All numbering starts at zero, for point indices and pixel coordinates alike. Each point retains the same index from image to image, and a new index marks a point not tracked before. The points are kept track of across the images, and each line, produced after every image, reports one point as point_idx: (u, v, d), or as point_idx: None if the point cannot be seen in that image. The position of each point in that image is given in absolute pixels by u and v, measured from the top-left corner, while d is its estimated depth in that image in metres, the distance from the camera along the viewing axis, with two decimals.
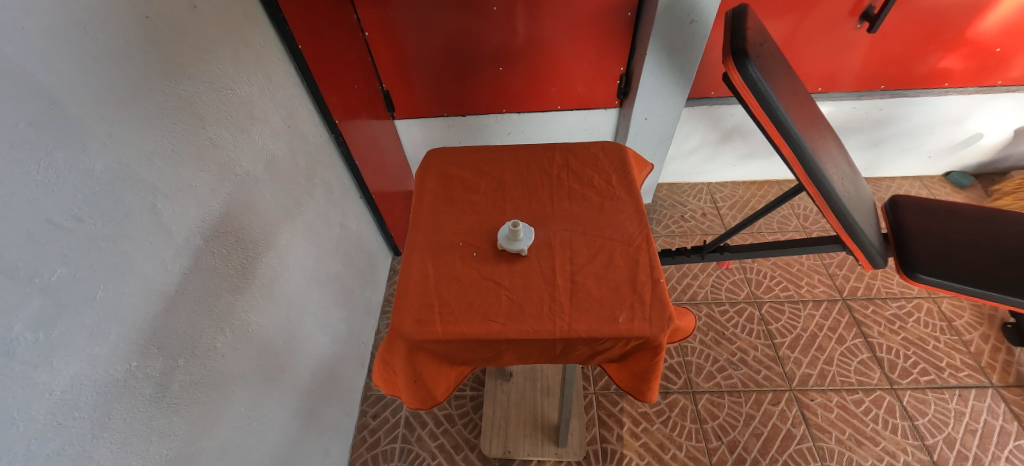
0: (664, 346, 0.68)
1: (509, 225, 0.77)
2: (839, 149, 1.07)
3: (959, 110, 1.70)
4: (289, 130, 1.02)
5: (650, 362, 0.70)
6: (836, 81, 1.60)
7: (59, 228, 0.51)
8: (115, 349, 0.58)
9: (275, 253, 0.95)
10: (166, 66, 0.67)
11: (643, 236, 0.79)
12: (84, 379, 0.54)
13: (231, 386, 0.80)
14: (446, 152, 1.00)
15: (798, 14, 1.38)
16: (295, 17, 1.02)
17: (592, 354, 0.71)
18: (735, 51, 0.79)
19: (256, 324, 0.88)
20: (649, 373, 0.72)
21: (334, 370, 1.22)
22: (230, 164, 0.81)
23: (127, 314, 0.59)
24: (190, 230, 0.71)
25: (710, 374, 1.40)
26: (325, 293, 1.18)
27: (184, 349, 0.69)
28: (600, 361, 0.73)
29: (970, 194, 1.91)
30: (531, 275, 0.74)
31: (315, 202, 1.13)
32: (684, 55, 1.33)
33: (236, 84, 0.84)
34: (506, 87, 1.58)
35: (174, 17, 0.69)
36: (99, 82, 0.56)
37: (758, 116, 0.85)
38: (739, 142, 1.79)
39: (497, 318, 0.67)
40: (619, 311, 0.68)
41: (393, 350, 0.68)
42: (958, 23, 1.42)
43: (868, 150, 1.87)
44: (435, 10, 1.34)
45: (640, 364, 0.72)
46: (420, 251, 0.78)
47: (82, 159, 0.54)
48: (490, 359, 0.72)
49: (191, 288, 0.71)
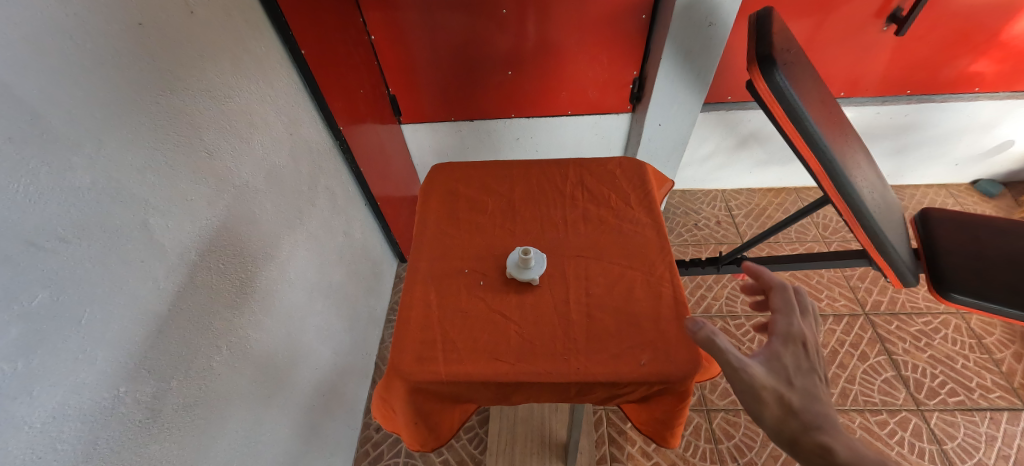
0: (691, 390, 0.63)
1: (520, 252, 0.73)
2: (868, 160, 1.01)
3: (989, 116, 1.62)
4: (291, 138, 0.99)
5: (674, 406, 0.66)
6: (859, 86, 1.54)
7: (40, 250, 0.48)
8: (102, 376, 0.55)
9: (275, 265, 0.92)
10: (161, 75, 0.64)
11: (666, 265, 0.75)
12: (67, 408, 0.51)
13: (228, 405, 0.77)
14: (453, 167, 0.96)
15: (821, 15, 1.32)
16: (298, 21, 0.99)
17: (610, 396, 0.65)
18: (762, 58, 0.74)
19: (255, 340, 0.85)
20: (672, 418, 0.67)
21: (337, 382, 1.18)
22: (228, 175, 0.78)
23: (115, 338, 0.56)
24: (185, 246, 0.68)
25: (725, 391, 1.35)
26: (328, 304, 1.15)
27: (178, 371, 0.66)
28: (619, 402, 0.68)
29: (999, 203, 1.83)
30: (542, 308, 0.70)
31: (318, 212, 1.10)
32: (701, 59, 1.28)
33: (236, 92, 0.81)
34: (515, 91, 1.54)
35: (169, 23, 0.66)
36: (87, 93, 0.53)
37: (785, 126, 0.80)
38: (756, 149, 1.73)
39: (507, 357, 0.64)
40: (639, 351, 0.64)
41: (392, 389, 0.64)
42: (991, 25, 1.35)
43: (891, 157, 1.80)
44: (443, 12, 1.30)
45: (663, 409, 0.67)
46: (425, 277, 0.75)
47: (67, 175, 0.51)
48: (498, 398, 0.67)
49: (185, 307, 0.68)
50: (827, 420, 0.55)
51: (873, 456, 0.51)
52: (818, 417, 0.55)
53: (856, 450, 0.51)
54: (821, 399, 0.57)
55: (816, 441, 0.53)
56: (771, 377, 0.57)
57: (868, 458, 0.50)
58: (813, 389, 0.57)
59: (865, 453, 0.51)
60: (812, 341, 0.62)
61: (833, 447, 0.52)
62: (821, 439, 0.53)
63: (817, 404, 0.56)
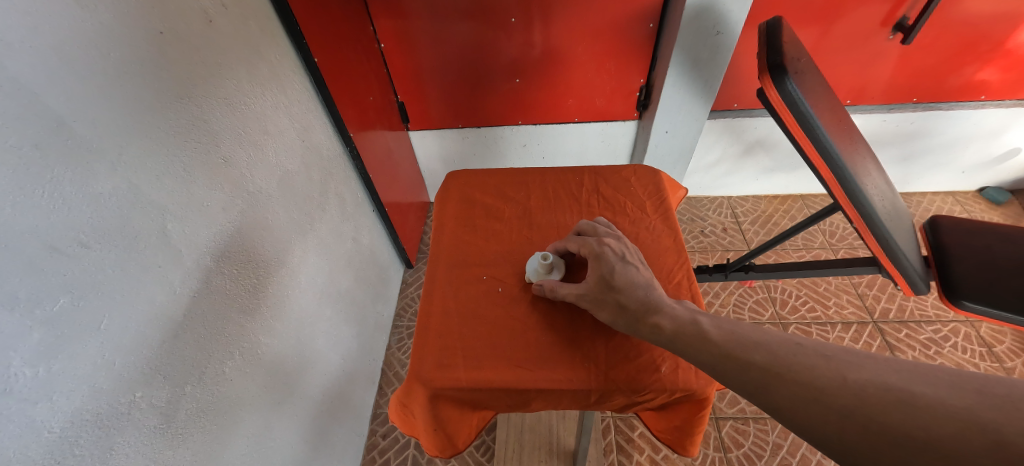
0: (710, 398, 0.63)
1: (539, 258, 0.73)
2: (878, 168, 1.02)
3: (996, 123, 1.62)
4: (303, 144, 0.99)
5: (694, 414, 0.65)
6: (865, 94, 1.54)
7: (62, 255, 0.48)
8: (120, 381, 0.55)
9: (286, 271, 0.92)
10: (180, 83, 0.65)
11: (683, 273, 0.75)
12: (86, 413, 0.51)
13: (239, 410, 0.77)
14: (467, 174, 0.97)
15: (827, 24, 1.33)
16: (311, 30, 1.00)
17: (630, 404, 0.65)
18: (773, 67, 0.75)
19: (266, 345, 0.85)
20: (692, 426, 0.67)
21: (345, 387, 1.19)
22: (242, 181, 0.79)
23: (133, 342, 0.57)
24: (200, 251, 0.68)
25: (733, 399, 1.34)
26: (336, 310, 1.15)
27: (192, 376, 0.66)
28: (638, 410, 0.67)
29: (1007, 210, 1.82)
30: (561, 315, 0.70)
31: (328, 217, 1.11)
32: (708, 67, 1.28)
33: (251, 100, 0.81)
34: (523, 99, 1.55)
35: (189, 32, 0.67)
36: (111, 101, 0.54)
37: (796, 135, 0.80)
38: (762, 156, 1.73)
39: (527, 364, 0.64)
40: (660, 358, 0.64)
41: (413, 395, 0.64)
42: (996, 34, 1.36)
43: (898, 164, 1.80)
44: (452, 21, 1.32)
45: (682, 417, 0.67)
46: (441, 283, 0.75)
47: (90, 181, 0.51)
48: (517, 406, 0.67)
49: (199, 312, 0.68)
50: (648, 295, 0.61)
51: (686, 318, 0.57)
52: (645, 297, 0.61)
53: (675, 316, 0.57)
54: (639, 280, 0.63)
55: (647, 324, 0.58)
56: (595, 286, 0.64)
57: (685, 322, 0.56)
58: (629, 275, 0.63)
59: (681, 314, 0.58)
60: (614, 242, 0.69)
61: (658, 321, 0.58)
62: (648, 317, 0.59)
63: (638, 285, 0.62)
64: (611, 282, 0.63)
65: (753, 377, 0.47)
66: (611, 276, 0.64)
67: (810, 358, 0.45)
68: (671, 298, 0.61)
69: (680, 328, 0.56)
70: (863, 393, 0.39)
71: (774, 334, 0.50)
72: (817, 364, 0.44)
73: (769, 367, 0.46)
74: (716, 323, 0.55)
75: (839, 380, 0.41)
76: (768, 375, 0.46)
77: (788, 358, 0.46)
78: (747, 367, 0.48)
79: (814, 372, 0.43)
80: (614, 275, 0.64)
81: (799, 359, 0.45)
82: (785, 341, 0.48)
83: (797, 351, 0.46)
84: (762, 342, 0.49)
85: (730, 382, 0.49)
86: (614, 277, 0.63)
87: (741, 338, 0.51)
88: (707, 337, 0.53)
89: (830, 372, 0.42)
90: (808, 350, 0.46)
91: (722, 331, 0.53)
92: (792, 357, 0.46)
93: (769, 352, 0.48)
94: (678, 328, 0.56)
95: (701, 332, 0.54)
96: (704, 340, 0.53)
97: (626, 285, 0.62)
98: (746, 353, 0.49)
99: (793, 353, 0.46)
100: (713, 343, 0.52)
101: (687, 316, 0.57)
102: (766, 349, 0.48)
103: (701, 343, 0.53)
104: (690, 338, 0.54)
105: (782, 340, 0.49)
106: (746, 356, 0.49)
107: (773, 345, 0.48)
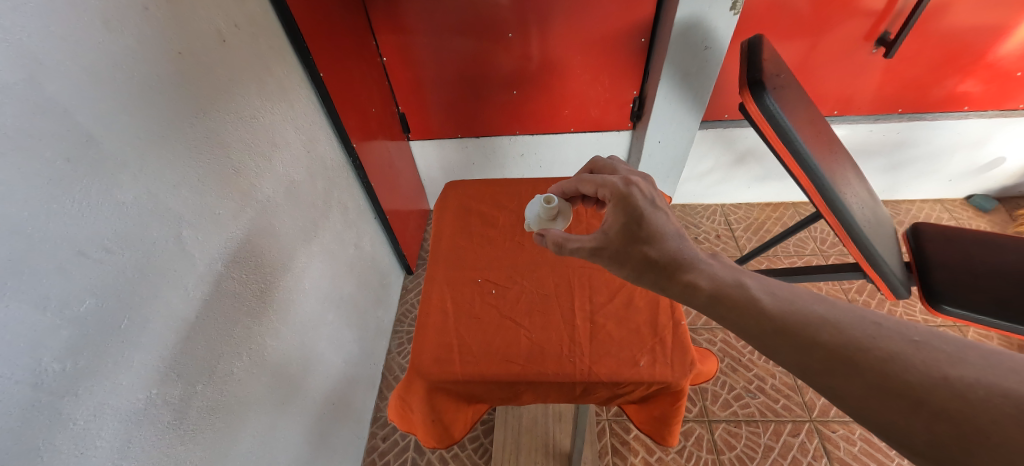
0: (686, 389, 0.67)
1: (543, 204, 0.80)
2: (859, 177, 1.06)
3: (979, 133, 1.67)
4: (308, 155, 1.04)
5: (672, 405, 0.69)
6: (852, 104, 1.59)
7: (89, 260, 0.52)
8: (138, 378, 0.59)
9: (291, 276, 0.96)
10: (197, 99, 0.69)
11: None
12: (107, 408, 0.55)
13: (245, 409, 0.80)
14: (464, 183, 1.01)
15: (812, 38, 1.39)
16: (316, 45, 1.05)
17: (612, 395, 0.70)
18: (752, 83, 0.80)
19: (272, 347, 0.89)
20: (672, 418, 0.71)
21: (346, 390, 1.22)
22: (252, 190, 0.83)
23: (150, 343, 0.60)
24: (212, 257, 0.72)
25: (726, 402, 1.37)
26: (339, 315, 1.18)
27: (203, 375, 0.70)
28: (621, 403, 0.72)
29: (994, 218, 1.87)
30: (550, 314, 0.75)
31: (331, 224, 1.15)
32: (698, 80, 1.33)
33: (260, 113, 0.86)
34: (520, 109, 1.60)
35: (204, 51, 0.71)
36: (135, 117, 0.58)
37: (776, 145, 0.85)
38: (754, 165, 1.78)
39: (516, 358, 0.68)
40: (640, 354, 0.68)
41: (411, 388, 0.68)
42: (976, 47, 1.41)
43: (886, 173, 1.85)
44: (451, 36, 1.37)
45: (662, 408, 0.71)
46: (439, 285, 0.80)
47: (114, 191, 0.55)
48: (508, 398, 0.71)
49: (211, 314, 0.72)
50: (677, 248, 0.61)
51: (730, 279, 0.55)
52: (673, 250, 0.60)
53: (715, 275, 0.56)
54: (667, 230, 0.62)
55: (680, 280, 0.57)
56: (621, 233, 0.63)
57: (727, 282, 0.55)
58: (659, 224, 0.62)
59: (722, 274, 0.56)
60: (642, 182, 0.67)
61: (695, 279, 0.56)
62: (681, 274, 0.58)
63: (668, 236, 0.61)
64: (638, 231, 0.62)
65: (821, 358, 0.44)
66: (639, 224, 0.62)
67: (896, 343, 0.42)
68: (706, 255, 0.60)
69: (722, 288, 0.54)
70: (970, 395, 0.37)
71: (843, 308, 0.47)
72: (904, 351, 0.41)
73: (843, 348, 0.44)
74: (766, 290, 0.52)
75: (938, 377, 0.39)
76: (845, 358, 0.43)
77: (866, 341, 0.43)
78: (813, 345, 0.45)
79: (903, 362, 0.41)
80: (641, 223, 0.62)
81: (883, 344, 0.43)
82: (859, 318, 0.46)
83: (876, 333, 0.44)
84: (831, 319, 0.46)
85: (781, 354, 0.47)
86: (642, 225, 0.62)
87: (801, 310, 0.48)
88: (757, 301, 0.51)
89: (921, 363, 0.40)
90: (889, 332, 0.43)
91: (776, 299, 0.51)
92: (872, 341, 0.43)
93: (839, 330, 0.45)
94: (717, 287, 0.54)
95: (750, 297, 0.52)
96: (754, 303, 0.51)
97: (654, 235, 0.62)
98: (809, 327, 0.47)
99: (872, 335, 0.44)
100: (767, 311, 0.50)
101: (731, 277, 0.55)
102: (836, 326, 0.46)
103: (753, 310, 0.50)
104: (738, 300, 0.52)
105: (855, 316, 0.46)
106: (811, 332, 0.46)
107: (843, 320, 0.46)
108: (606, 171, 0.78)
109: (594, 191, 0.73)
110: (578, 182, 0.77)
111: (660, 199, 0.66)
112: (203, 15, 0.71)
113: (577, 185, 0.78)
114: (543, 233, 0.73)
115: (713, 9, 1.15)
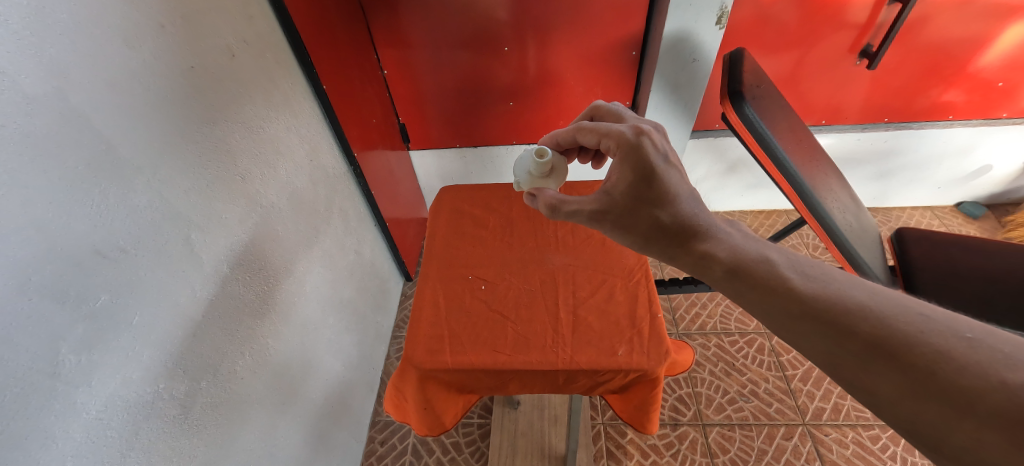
0: (661, 377, 0.72)
1: (535, 162, 0.81)
2: (842, 184, 1.10)
3: (965, 142, 1.71)
4: (311, 163, 1.08)
5: (648, 394, 0.75)
6: (839, 114, 1.63)
7: (104, 258, 0.56)
8: (146, 373, 0.62)
9: (293, 280, 0.99)
10: (207, 110, 0.74)
11: (642, 271, 0.85)
12: (117, 400, 0.58)
13: (247, 407, 0.83)
14: (458, 188, 1.05)
15: (798, 51, 1.44)
16: (320, 59, 1.10)
17: (593, 384, 0.75)
18: (733, 94, 0.86)
19: (273, 348, 0.91)
20: (648, 405, 0.76)
21: (345, 393, 1.24)
22: (256, 196, 0.87)
23: (158, 339, 0.63)
24: (218, 259, 0.76)
25: (720, 406, 1.39)
26: (339, 318, 1.21)
27: (207, 373, 0.73)
28: (602, 392, 0.77)
29: (983, 225, 1.91)
30: (536, 309, 0.79)
31: (332, 230, 1.19)
32: (687, 91, 1.38)
33: (266, 123, 0.90)
34: (517, 120, 1.65)
35: (214, 64, 0.75)
36: (150, 127, 0.62)
37: (757, 153, 0.90)
38: (746, 173, 1.82)
39: (503, 349, 0.73)
40: (618, 344, 0.73)
41: (405, 377, 0.73)
42: (958, 59, 1.45)
43: (875, 181, 1.89)
44: (449, 49, 1.42)
45: (639, 396, 0.76)
46: (433, 284, 0.84)
47: (129, 195, 0.59)
48: (496, 387, 0.77)
49: (216, 313, 0.75)
50: (688, 213, 0.64)
51: (753, 252, 0.57)
52: (684, 216, 0.64)
53: (734, 247, 0.58)
54: (679, 192, 0.65)
55: (696, 249, 0.61)
56: (629, 194, 0.66)
57: (750, 255, 0.57)
58: (671, 187, 0.66)
59: (744, 247, 0.58)
60: (655, 136, 0.69)
61: (713, 250, 0.59)
62: (697, 243, 0.61)
63: (682, 201, 0.65)
64: (647, 193, 0.66)
65: (858, 349, 0.45)
66: (647, 185, 0.65)
67: (947, 340, 0.42)
68: (724, 225, 0.63)
69: (742, 260, 0.56)
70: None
71: (887, 298, 0.47)
72: (955, 349, 0.41)
73: (884, 340, 0.44)
74: (787, 260, 0.55)
75: (996, 383, 0.38)
76: (886, 352, 0.43)
77: (912, 335, 0.43)
78: (848, 335, 0.46)
79: (955, 360, 0.40)
80: (650, 183, 0.65)
81: (932, 340, 0.42)
82: (906, 309, 0.45)
83: (924, 328, 0.43)
84: (874, 309, 0.46)
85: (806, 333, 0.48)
86: (652, 187, 0.65)
87: (837, 294, 0.49)
88: (785, 278, 0.53)
89: (977, 364, 0.39)
90: (939, 327, 0.43)
91: (807, 278, 0.52)
92: (921, 336, 0.43)
93: (883, 321, 0.45)
94: (736, 258, 0.57)
95: (775, 271, 0.54)
96: (781, 279, 0.53)
97: (665, 198, 0.65)
98: (847, 314, 0.47)
99: (920, 330, 0.43)
100: (796, 289, 0.51)
101: (754, 251, 0.57)
102: (879, 318, 0.45)
103: (779, 285, 0.52)
104: (762, 275, 0.54)
105: (902, 307, 0.45)
106: (848, 319, 0.46)
107: (888, 312, 0.45)
108: (609, 116, 0.82)
109: (596, 141, 0.73)
110: (576, 129, 0.77)
111: (670, 154, 0.69)
112: (214, 32, 0.75)
113: (576, 133, 0.78)
114: (536, 194, 0.77)
115: (699, 23, 1.20)
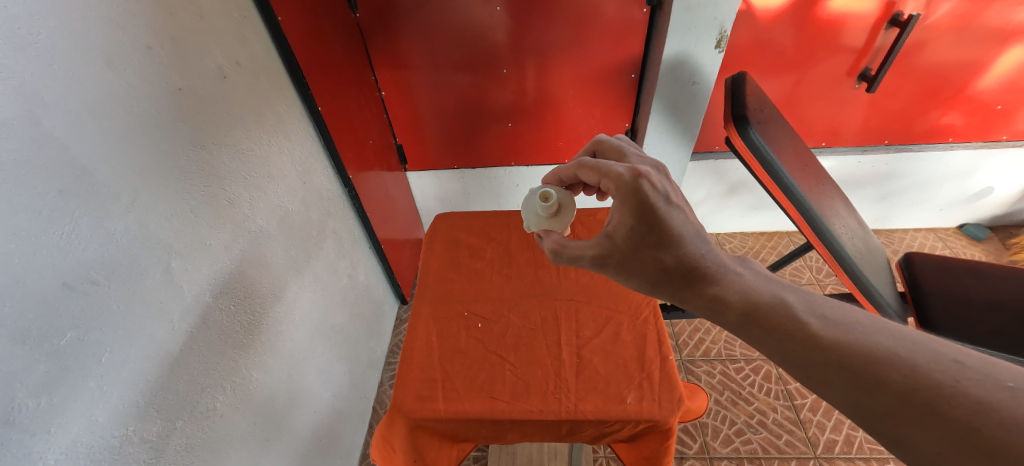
0: (674, 428, 0.68)
1: (540, 200, 0.79)
2: (848, 209, 1.08)
3: (967, 164, 1.71)
4: (304, 186, 1.05)
5: (660, 445, 0.70)
6: (839, 136, 1.62)
7: (73, 292, 0.52)
8: (113, 414, 0.57)
9: (282, 307, 0.95)
10: (195, 134, 0.71)
11: (650, 309, 0.81)
12: (79, 446, 0.53)
13: (226, 446, 0.77)
14: (455, 217, 1.03)
15: (796, 73, 1.43)
16: (315, 80, 1.08)
17: (599, 434, 0.70)
18: (736, 118, 0.84)
19: (257, 381, 0.86)
20: (660, 457, 0.71)
21: (335, 426, 1.18)
22: (244, 221, 0.83)
23: (131, 376, 0.59)
24: (201, 289, 0.72)
25: (727, 438, 1.33)
26: (329, 346, 1.16)
27: (184, 411, 0.68)
28: (609, 442, 0.73)
29: (988, 247, 1.89)
30: (536, 350, 0.76)
31: (325, 254, 1.15)
32: (687, 113, 1.37)
33: (258, 147, 0.88)
34: (516, 141, 1.63)
35: (204, 86, 0.73)
36: (129, 150, 0.59)
37: (762, 179, 0.88)
38: (747, 195, 1.80)
39: (501, 396, 0.69)
40: (627, 391, 0.69)
41: (393, 427, 0.69)
42: (957, 81, 1.45)
43: (877, 203, 1.88)
44: (447, 71, 1.42)
45: (651, 447, 0.71)
46: (427, 320, 0.81)
47: (105, 223, 0.56)
48: (494, 437, 0.72)
49: (195, 349, 0.71)
50: (694, 255, 0.61)
51: (767, 294, 0.54)
52: (690, 257, 0.61)
53: (747, 289, 0.55)
54: (684, 232, 0.62)
55: (705, 293, 0.58)
56: (630, 237, 0.63)
57: (764, 297, 0.53)
58: (676, 226, 0.63)
59: (757, 288, 0.55)
60: (654, 175, 0.67)
61: (724, 294, 0.56)
62: (707, 286, 0.58)
63: (687, 240, 0.62)
64: (649, 236, 0.62)
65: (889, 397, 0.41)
66: (649, 228, 0.63)
67: (986, 390, 0.38)
68: (734, 265, 0.59)
69: (756, 303, 0.53)
70: None
71: (915, 344, 0.43)
72: (1000, 401, 0.37)
73: (917, 392, 0.40)
74: (805, 302, 0.51)
75: None
76: (922, 402, 0.40)
77: (947, 385, 0.39)
78: (876, 384, 0.42)
79: (997, 413, 0.36)
80: (652, 226, 0.62)
81: (969, 391, 0.38)
82: (936, 356, 0.42)
83: (959, 376, 0.39)
84: (904, 355, 0.43)
85: (832, 383, 0.44)
86: (654, 229, 0.62)
87: (863, 340, 0.45)
88: (804, 323, 0.49)
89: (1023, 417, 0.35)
90: (975, 375, 0.39)
91: (827, 324, 0.48)
92: (957, 386, 0.39)
93: (914, 370, 0.41)
94: (749, 301, 0.54)
95: (793, 316, 0.50)
96: (799, 324, 0.49)
97: (669, 239, 0.62)
98: (873, 363, 0.43)
99: (955, 379, 0.40)
100: (817, 336, 0.47)
101: (767, 293, 0.54)
102: (910, 367, 0.42)
103: (798, 332, 0.48)
104: (781, 321, 0.50)
105: (930, 353, 0.42)
106: (876, 368, 0.43)
107: (919, 360, 0.42)
108: (610, 151, 0.81)
109: (597, 181, 0.71)
110: (577, 168, 0.75)
111: (671, 193, 0.66)
112: (205, 53, 0.73)
113: (577, 170, 0.75)
114: (543, 236, 0.76)
115: (698, 47, 1.20)
